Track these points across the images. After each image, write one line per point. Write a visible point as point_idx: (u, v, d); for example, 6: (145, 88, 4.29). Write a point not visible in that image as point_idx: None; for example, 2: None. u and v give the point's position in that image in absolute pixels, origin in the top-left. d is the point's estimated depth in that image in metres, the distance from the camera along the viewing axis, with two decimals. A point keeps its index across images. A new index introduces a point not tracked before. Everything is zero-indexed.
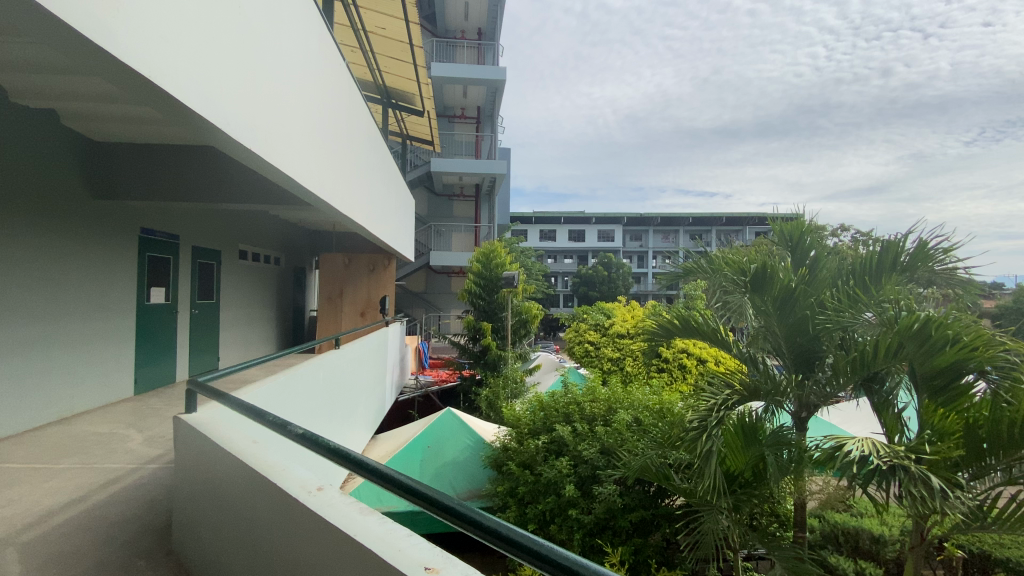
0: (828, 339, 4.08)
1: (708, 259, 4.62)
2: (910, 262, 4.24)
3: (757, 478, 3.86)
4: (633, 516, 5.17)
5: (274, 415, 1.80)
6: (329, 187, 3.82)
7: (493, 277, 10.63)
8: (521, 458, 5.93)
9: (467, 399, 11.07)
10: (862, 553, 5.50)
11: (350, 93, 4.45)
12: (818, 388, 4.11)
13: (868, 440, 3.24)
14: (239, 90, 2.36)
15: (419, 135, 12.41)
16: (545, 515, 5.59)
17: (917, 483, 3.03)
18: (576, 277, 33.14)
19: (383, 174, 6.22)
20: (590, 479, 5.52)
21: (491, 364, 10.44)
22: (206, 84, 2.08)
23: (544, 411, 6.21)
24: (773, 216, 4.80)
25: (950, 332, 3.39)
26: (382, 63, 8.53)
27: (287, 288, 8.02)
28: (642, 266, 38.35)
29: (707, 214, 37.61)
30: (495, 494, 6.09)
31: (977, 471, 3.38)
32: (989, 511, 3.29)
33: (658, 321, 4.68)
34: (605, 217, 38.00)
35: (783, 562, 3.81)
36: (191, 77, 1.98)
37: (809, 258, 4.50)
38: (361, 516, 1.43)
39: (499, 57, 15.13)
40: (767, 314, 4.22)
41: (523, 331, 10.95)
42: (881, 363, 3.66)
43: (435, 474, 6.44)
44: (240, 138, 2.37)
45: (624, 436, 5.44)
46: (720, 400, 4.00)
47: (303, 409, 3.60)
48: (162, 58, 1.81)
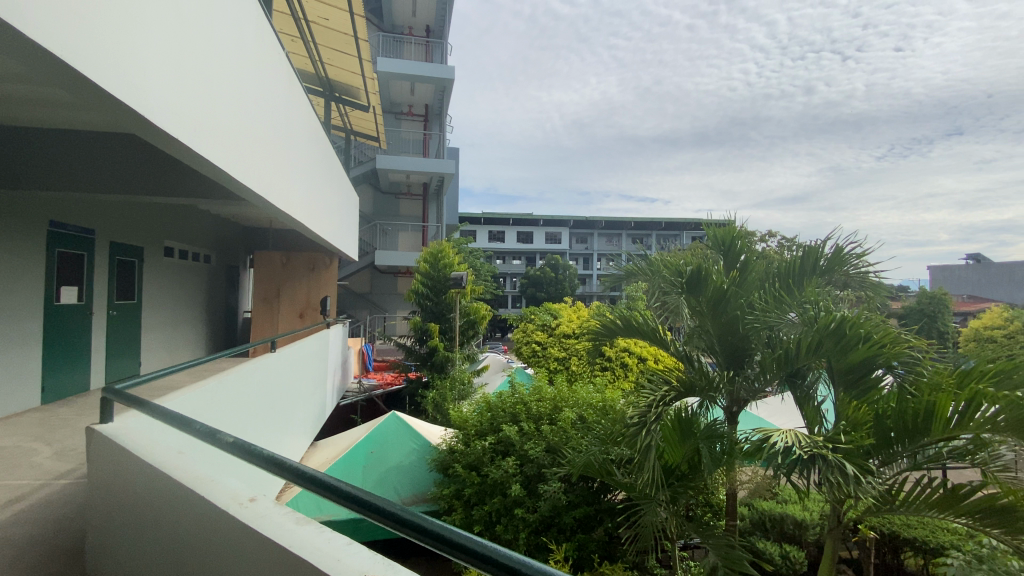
0: (756, 338, 4.33)
1: (648, 262, 4.86)
2: (828, 266, 4.57)
3: (692, 471, 4.06)
4: (577, 513, 5.26)
5: (202, 423, 1.67)
6: (266, 182, 3.65)
7: (440, 277, 10.50)
8: (468, 459, 5.92)
9: (413, 402, 10.93)
10: (787, 537, 5.86)
11: (288, 82, 4.25)
12: (748, 383, 4.35)
13: (792, 432, 3.45)
14: (167, 77, 2.22)
15: (364, 130, 12.08)
16: (491, 516, 5.61)
17: (834, 471, 3.25)
18: (524, 278, 33.37)
19: (325, 170, 6.01)
20: (536, 478, 5.57)
21: (438, 365, 10.34)
22: (127, 70, 1.93)
23: (490, 412, 6.20)
24: (707, 220, 5.03)
25: (863, 330, 3.68)
26: (325, 55, 8.23)
27: (219, 288, 7.56)
28: (587, 267, 39.30)
29: (648, 219, 39.03)
30: (441, 498, 6.05)
31: (886, 458, 3.66)
32: (897, 495, 3.59)
33: (602, 320, 4.82)
34: (553, 219, 38.63)
35: (718, 550, 3.96)
36: (111, 60, 1.83)
37: (739, 262, 4.71)
38: (297, 526, 1.36)
39: (447, 55, 14.99)
40: (702, 314, 4.45)
41: (471, 332, 10.88)
42: (804, 360, 3.92)
43: (378, 480, 6.29)
44: (168, 128, 2.22)
45: (569, 433, 5.51)
46: (658, 396, 4.16)
47: (235, 416, 3.38)
48: (79, 37, 1.66)
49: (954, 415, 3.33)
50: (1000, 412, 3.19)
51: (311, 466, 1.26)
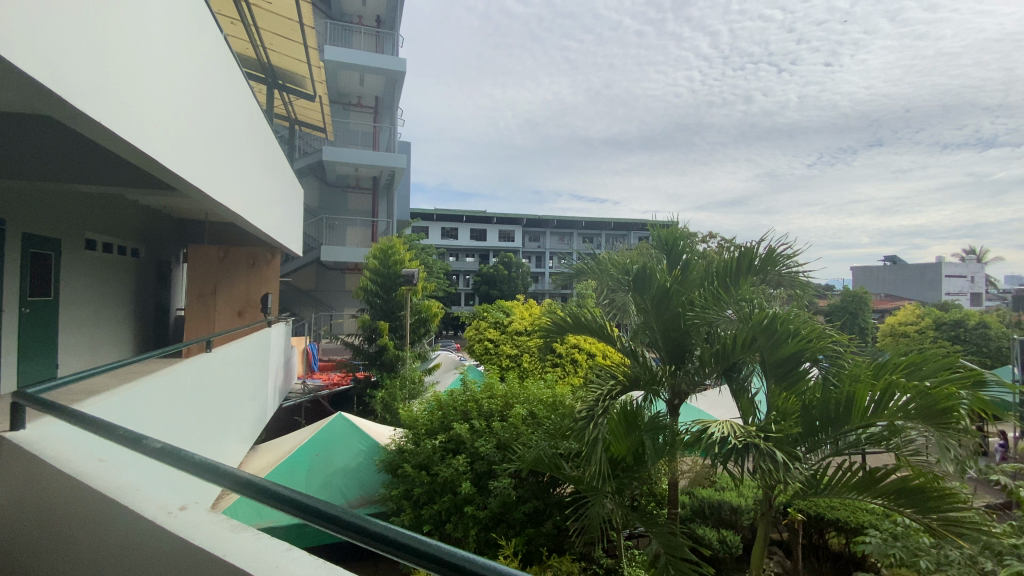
0: (696, 334, 4.51)
1: (596, 260, 5.01)
2: (763, 265, 4.75)
3: (636, 462, 4.21)
4: (527, 507, 5.31)
5: (126, 428, 1.56)
6: (201, 172, 3.45)
7: (390, 274, 10.28)
8: (417, 459, 5.86)
9: (361, 402, 10.68)
10: (725, 522, 6.17)
11: (226, 67, 4.02)
12: (688, 376, 4.52)
13: (728, 422, 3.64)
14: (92, 57, 2.05)
15: (309, 120, 11.64)
16: (440, 515, 5.58)
17: (765, 458, 3.45)
18: (477, 276, 33.29)
19: (267, 161, 5.75)
20: (486, 474, 5.56)
21: (387, 364, 10.15)
22: (50, 49, 1.79)
23: (441, 411, 6.14)
24: (652, 221, 5.24)
25: (793, 326, 3.91)
26: (268, 41, 7.83)
27: (148, 283, 7.08)
28: (540, 266, 39.73)
29: (598, 218, 39.90)
30: (390, 499, 5.97)
31: (812, 445, 3.90)
32: (822, 479, 3.82)
33: (553, 317, 4.91)
34: (507, 216, 38.72)
35: (660, 538, 4.10)
36: (31, 39, 1.69)
37: (681, 260, 4.98)
38: (232, 533, 1.30)
39: (397, 47, 14.70)
40: (646, 310, 4.63)
41: (422, 331, 10.74)
42: (739, 353, 4.14)
43: (323, 483, 6.10)
44: (93, 114, 2.07)
45: (519, 429, 5.53)
46: (605, 390, 4.31)
47: (165, 420, 3.17)
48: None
49: (870, 404, 3.62)
50: (911, 400, 3.47)
51: (250, 473, 1.21)
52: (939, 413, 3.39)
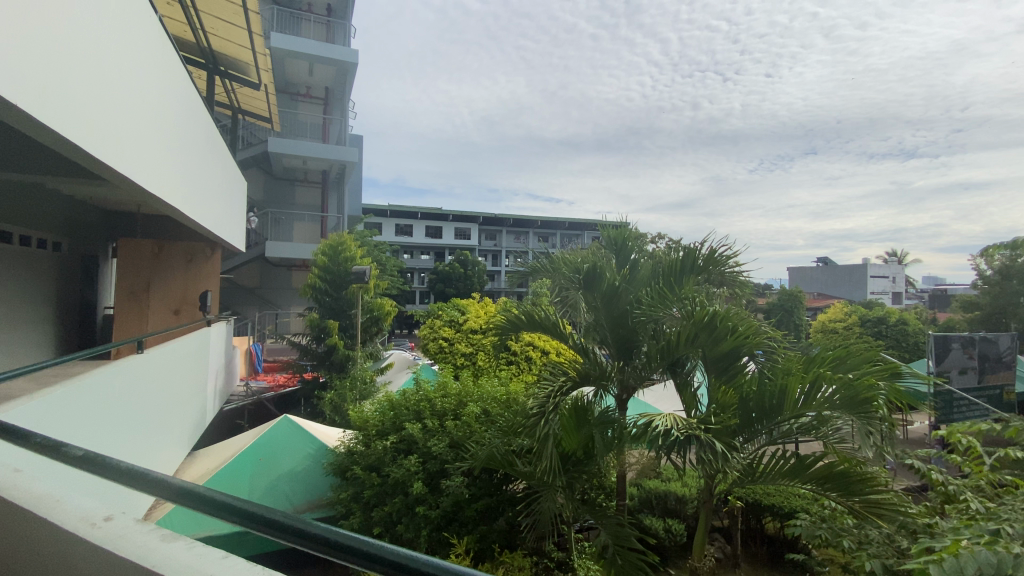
0: (643, 331, 4.68)
1: (550, 259, 5.11)
2: (705, 265, 4.93)
3: (586, 456, 4.32)
4: (479, 504, 5.32)
5: (45, 434, 1.44)
6: (133, 161, 3.23)
7: (340, 271, 10.00)
8: (368, 460, 5.75)
9: (309, 404, 10.35)
10: (670, 512, 6.41)
11: (162, 50, 3.78)
12: (635, 372, 4.70)
13: (671, 416, 3.78)
14: (9, 35, 1.89)
15: (254, 109, 11.12)
16: (391, 516, 5.50)
17: (705, 449, 3.63)
18: (432, 274, 32.94)
19: (206, 151, 5.45)
20: (439, 474, 5.51)
21: (337, 364, 9.89)
22: None
23: (392, 410, 6.03)
24: (603, 222, 5.39)
25: (730, 322, 4.13)
26: (208, 24, 7.41)
27: (72, 279, 6.57)
28: (496, 265, 39.81)
29: (553, 218, 40.37)
30: (339, 502, 5.85)
31: (749, 435, 4.11)
32: (758, 467, 4.03)
33: (507, 315, 4.98)
34: (462, 214, 38.51)
35: (609, 529, 4.23)
36: None
37: (630, 260, 5.16)
38: (163, 543, 1.23)
39: (349, 38, 14.31)
40: (596, 308, 4.78)
41: (374, 330, 10.52)
42: (683, 349, 4.31)
43: (267, 488, 5.88)
44: (11, 98, 1.91)
45: (472, 427, 5.53)
46: (557, 386, 4.38)
47: (90, 427, 2.96)
48: None
49: (801, 395, 3.87)
50: (836, 391, 3.74)
51: (186, 480, 1.15)
52: (860, 403, 3.67)
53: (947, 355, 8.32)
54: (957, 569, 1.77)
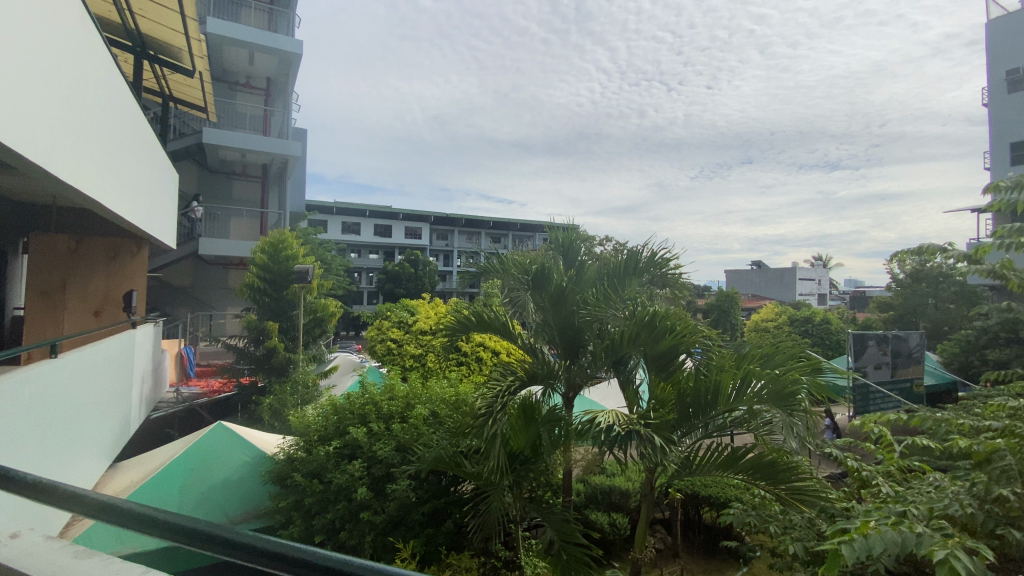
0: (588, 330, 4.79)
1: (499, 260, 5.15)
2: (648, 267, 5.12)
3: (533, 455, 4.39)
4: (426, 507, 5.25)
5: None
6: (47, 149, 2.96)
7: (280, 269, 9.56)
8: (309, 467, 5.55)
9: (247, 411, 9.86)
10: (615, 506, 6.59)
11: (83, 30, 3.49)
12: (581, 370, 4.81)
13: (613, 412, 3.90)
14: None
15: (188, 98, 10.45)
16: (334, 523, 5.35)
17: (646, 443, 3.76)
18: (381, 274, 32.22)
19: (133, 140, 5.08)
20: (384, 478, 5.38)
21: (277, 368, 9.47)
22: None
23: (335, 415, 5.84)
24: (552, 223, 5.48)
25: (668, 322, 4.31)
26: (136, 5, 6.90)
27: None
28: (447, 265, 39.56)
29: (505, 219, 40.54)
30: (278, 511, 5.67)
31: (687, 430, 4.26)
32: (695, 460, 4.21)
33: (457, 316, 4.97)
34: (413, 214, 37.92)
35: (555, 526, 4.31)
36: None
37: (577, 260, 5.27)
38: (75, 561, 1.14)
39: (293, 28, 13.78)
40: (544, 309, 4.86)
41: (318, 331, 10.16)
42: (626, 348, 4.46)
43: (200, 500, 5.60)
44: None
45: (420, 430, 5.43)
46: (504, 386, 4.41)
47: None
48: None
49: (733, 390, 4.06)
50: (764, 386, 3.97)
51: (109, 495, 1.08)
52: (785, 397, 3.93)
53: (864, 352, 9.04)
54: (865, 547, 1.93)
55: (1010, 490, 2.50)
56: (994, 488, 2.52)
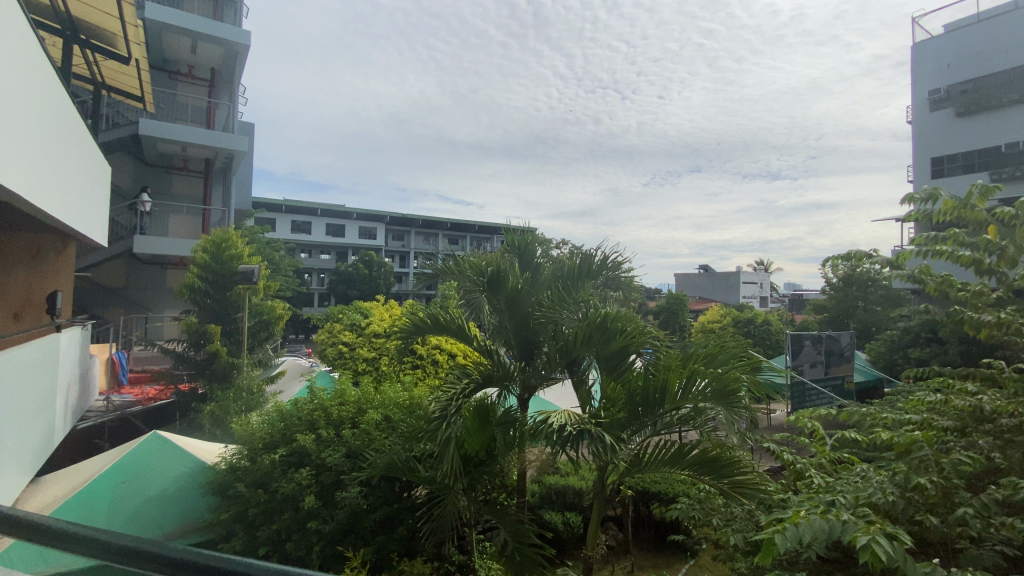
0: (544, 332, 4.85)
1: (455, 262, 5.14)
2: (600, 270, 5.24)
3: (488, 457, 4.40)
4: (377, 514, 5.13)
5: None
6: None
7: (223, 268, 9.08)
8: (254, 476, 5.32)
9: (186, 419, 9.34)
10: (568, 505, 6.69)
11: (6, 13, 3.22)
12: (537, 372, 4.86)
13: (565, 412, 3.97)
14: None
15: (123, 86, 9.82)
16: (280, 534, 5.16)
17: (597, 441, 3.84)
18: (334, 275, 31.35)
19: (60, 130, 4.73)
20: (334, 485, 5.23)
21: (219, 373, 9.01)
22: None
23: (282, 421, 5.61)
24: (508, 226, 5.50)
25: (619, 323, 4.43)
26: None
27: None
28: (403, 266, 39.00)
29: (463, 220, 40.40)
30: (218, 524, 5.43)
31: (637, 429, 4.37)
32: (644, 457, 4.32)
33: (412, 318, 4.92)
34: (368, 213, 37.11)
35: (509, 527, 4.32)
36: None
37: (533, 263, 5.31)
38: None
39: (240, 18, 13.23)
40: (500, 311, 4.89)
41: (264, 335, 9.76)
42: (579, 349, 4.55)
43: (132, 514, 5.26)
44: None
45: (371, 435, 5.31)
46: (459, 389, 4.40)
47: None
48: None
49: (680, 389, 4.20)
50: (708, 384, 4.13)
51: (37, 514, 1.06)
52: (727, 394, 4.11)
53: (800, 351, 9.61)
54: (796, 535, 2.06)
55: (926, 478, 2.72)
56: (913, 477, 2.74)
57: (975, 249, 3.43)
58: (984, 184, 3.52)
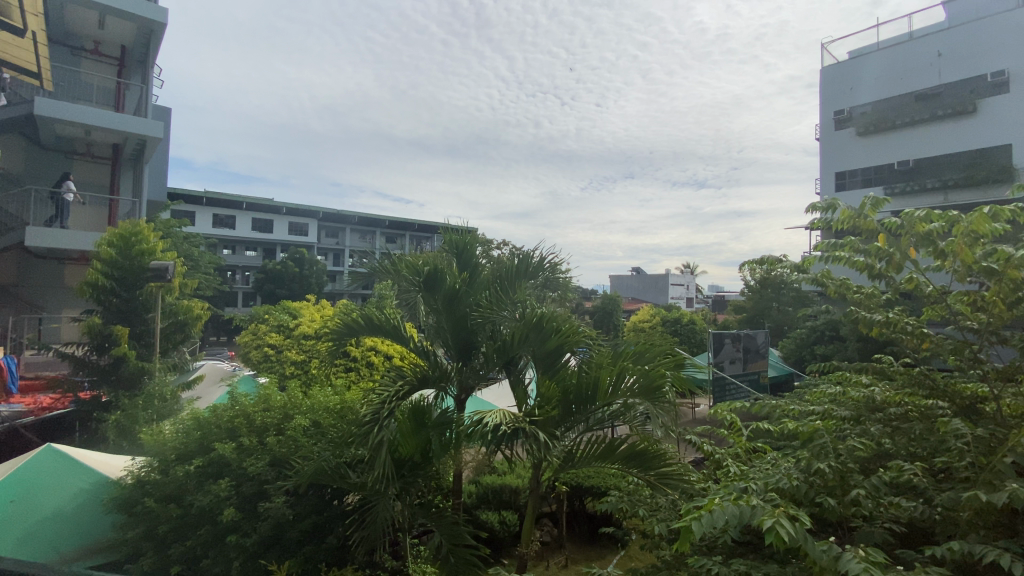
0: (481, 332, 4.86)
1: (391, 261, 5.04)
2: (536, 270, 5.30)
3: (423, 460, 4.35)
4: (304, 524, 4.91)
5: None
6: None
7: (132, 264, 8.31)
8: (165, 490, 4.94)
9: (86, 430, 8.48)
10: (505, 504, 6.75)
11: None
12: (474, 372, 4.85)
13: (500, 411, 3.99)
14: None
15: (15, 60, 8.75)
16: (195, 551, 4.81)
17: (531, 439, 3.89)
18: (261, 273, 29.66)
19: None
20: (257, 496, 4.95)
21: (127, 379, 8.23)
22: None
23: (198, 430, 5.22)
24: (446, 225, 5.45)
25: (553, 322, 4.53)
26: None
27: None
28: (337, 265, 37.61)
29: (400, 218, 39.52)
30: (123, 544, 4.99)
31: (571, 426, 4.48)
32: (577, 453, 4.42)
33: (345, 318, 4.78)
34: (299, 209, 35.42)
35: (444, 530, 4.29)
36: None
37: (471, 263, 5.29)
38: None
39: None
40: (437, 311, 4.85)
41: (179, 337, 9.03)
42: (516, 348, 4.61)
43: (21, 537, 4.70)
44: None
45: (298, 442, 5.07)
46: (393, 391, 4.32)
47: None
48: None
49: (611, 386, 4.35)
50: (636, 380, 4.32)
51: None
52: (653, 390, 4.31)
53: (722, 349, 10.23)
54: (710, 522, 2.20)
55: (825, 463, 2.99)
56: (815, 464, 3.01)
57: (868, 255, 3.81)
58: (875, 197, 3.90)
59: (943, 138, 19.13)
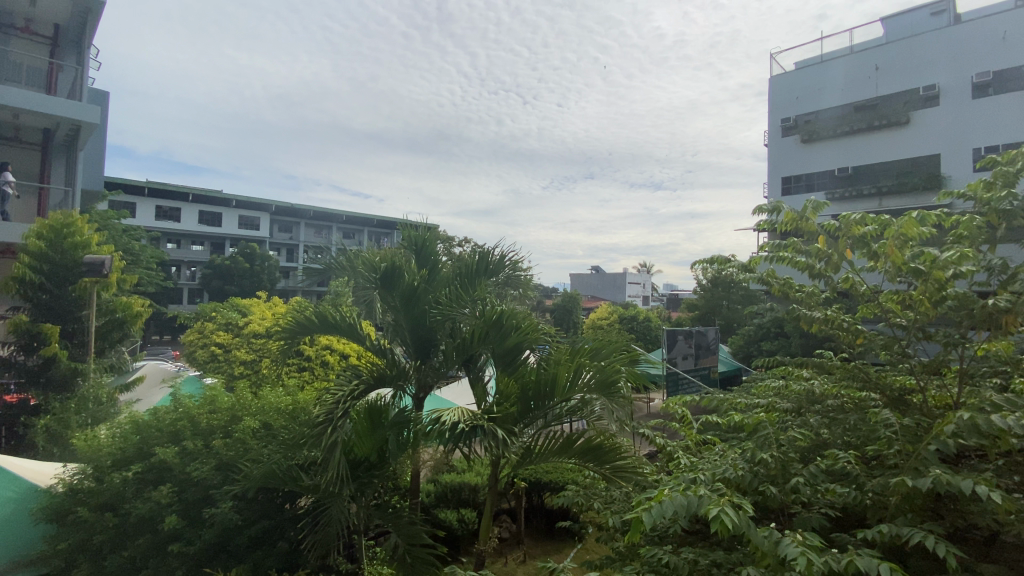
0: (440, 329, 4.83)
1: (348, 258, 4.94)
2: (497, 268, 5.31)
3: (378, 459, 4.29)
4: (253, 529, 4.74)
5: None
6: None
7: (65, 259, 7.76)
8: (101, 498, 4.65)
9: (12, 436, 7.88)
10: (463, 503, 6.74)
11: None
12: (432, 370, 4.81)
13: (458, 409, 3.98)
14: None
15: None
16: (134, 562, 4.56)
17: (489, 436, 3.89)
18: (208, 268, 28.29)
19: None
20: (202, 501, 4.73)
21: (58, 381, 7.68)
22: None
23: (137, 434, 4.94)
24: (405, 222, 5.38)
25: (513, 320, 4.56)
26: None
27: None
28: (291, 260, 36.36)
29: (358, 214, 38.58)
30: (53, 557, 4.68)
31: (529, 422, 4.51)
32: (535, 448, 4.46)
33: (298, 316, 4.64)
34: (250, 202, 33.97)
35: (400, 530, 4.24)
36: None
37: (431, 260, 5.25)
38: None
39: None
40: (395, 308, 4.79)
41: (117, 336, 8.48)
42: (475, 346, 4.60)
43: None
44: None
45: (247, 444, 4.88)
46: (348, 391, 4.24)
47: None
48: None
49: (569, 382, 4.41)
50: (593, 376, 4.42)
51: None
52: (609, 385, 4.41)
53: (675, 346, 10.54)
54: (659, 512, 2.28)
55: (768, 453, 3.15)
56: (759, 454, 3.16)
57: (809, 256, 4.03)
58: (816, 201, 4.12)
59: (878, 146, 20.43)
